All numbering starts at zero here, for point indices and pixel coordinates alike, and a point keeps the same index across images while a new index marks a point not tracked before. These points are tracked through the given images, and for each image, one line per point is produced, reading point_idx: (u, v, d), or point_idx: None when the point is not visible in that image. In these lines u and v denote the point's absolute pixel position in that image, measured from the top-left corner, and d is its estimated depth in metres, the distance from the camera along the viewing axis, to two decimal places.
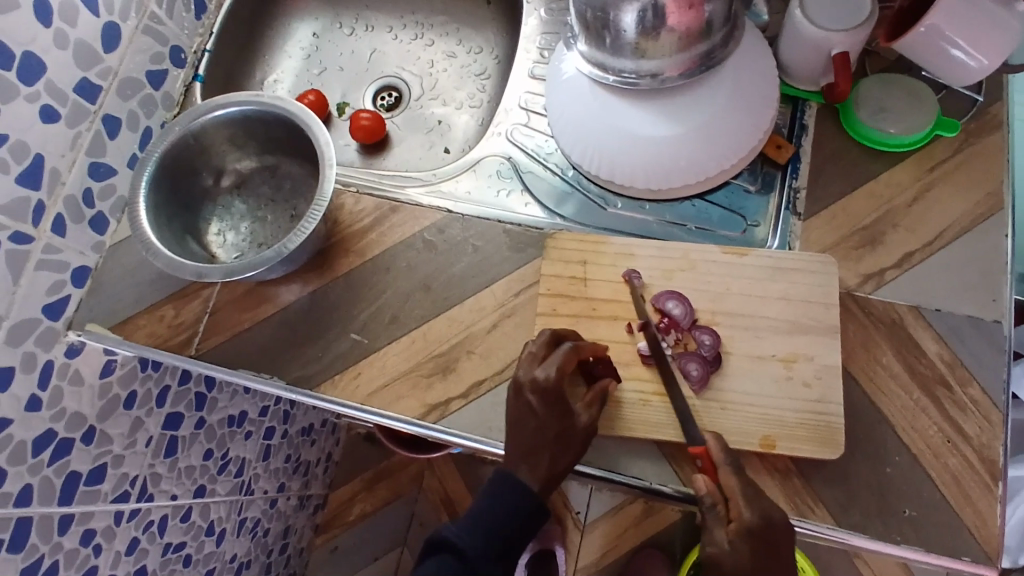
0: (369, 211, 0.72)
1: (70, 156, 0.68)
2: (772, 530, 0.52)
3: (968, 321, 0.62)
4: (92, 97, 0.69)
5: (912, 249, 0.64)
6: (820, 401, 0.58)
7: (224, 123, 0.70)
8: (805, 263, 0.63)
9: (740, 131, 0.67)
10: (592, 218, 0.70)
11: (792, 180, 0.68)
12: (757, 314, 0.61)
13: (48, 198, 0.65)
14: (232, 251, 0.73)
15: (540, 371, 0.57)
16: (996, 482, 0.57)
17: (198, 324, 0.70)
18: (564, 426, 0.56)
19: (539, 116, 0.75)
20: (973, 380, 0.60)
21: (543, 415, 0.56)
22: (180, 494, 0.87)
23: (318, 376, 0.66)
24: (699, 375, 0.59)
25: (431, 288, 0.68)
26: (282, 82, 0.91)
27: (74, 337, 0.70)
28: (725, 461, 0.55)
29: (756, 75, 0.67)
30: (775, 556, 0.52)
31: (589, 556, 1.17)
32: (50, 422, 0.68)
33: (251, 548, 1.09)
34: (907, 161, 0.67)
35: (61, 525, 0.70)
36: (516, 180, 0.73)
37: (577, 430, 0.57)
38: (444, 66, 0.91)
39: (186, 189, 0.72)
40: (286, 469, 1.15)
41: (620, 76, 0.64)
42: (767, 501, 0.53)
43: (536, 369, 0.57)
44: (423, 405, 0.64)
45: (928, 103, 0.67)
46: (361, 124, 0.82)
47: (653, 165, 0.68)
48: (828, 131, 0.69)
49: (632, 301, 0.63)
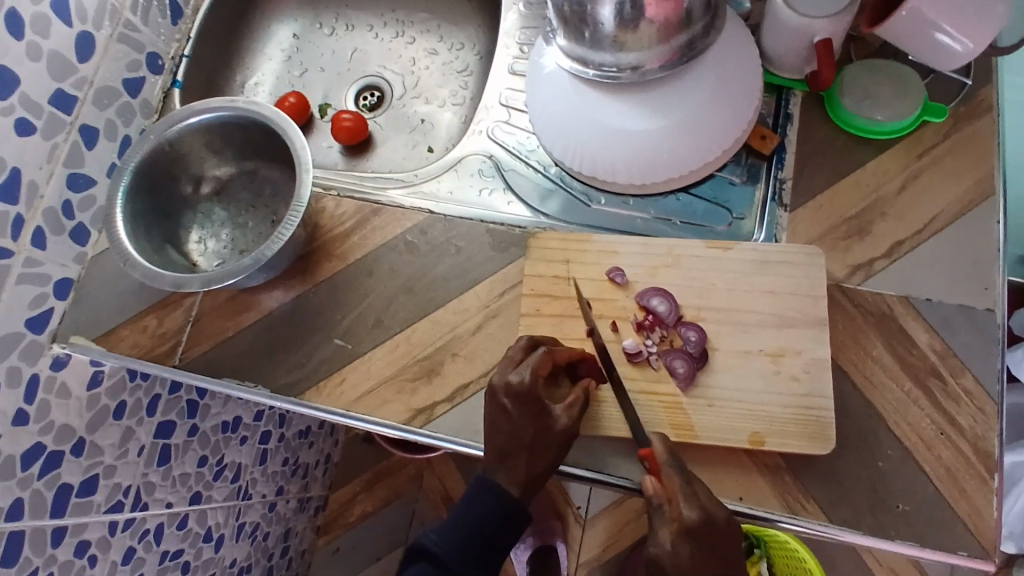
0: (350, 214, 0.71)
1: (48, 168, 0.67)
2: (713, 528, 0.50)
3: (959, 310, 0.61)
4: (68, 108, 0.68)
5: (901, 238, 0.63)
6: (810, 395, 0.57)
7: (200, 130, 0.70)
8: (792, 255, 0.62)
9: (722, 122, 0.65)
10: (576, 215, 0.69)
11: (778, 170, 0.67)
12: (743, 308, 0.61)
13: (26, 212, 0.65)
14: (213, 259, 0.73)
15: (513, 375, 0.57)
16: (992, 473, 0.56)
17: (182, 333, 0.70)
18: (539, 428, 0.56)
19: (520, 112, 0.74)
20: (966, 370, 0.59)
21: (518, 417, 0.57)
22: (175, 502, 0.86)
23: (303, 383, 0.66)
24: (685, 372, 0.58)
25: (414, 290, 0.67)
26: (263, 85, 0.90)
27: (58, 350, 0.69)
28: (668, 462, 0.54)
29: (737, 64, 0.66)
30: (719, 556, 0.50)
31: (591, 552, 1.16)
32: (39, 436, 0.67)
33: (251, 552, 1.09)
34: (894, 148, 0.65)
35: (54, 538, 0.70)
36: (498, 179, 0.72)
37: (554, 431, 0.56)
38: (426, 63, 0.90)
39: (164, 198, 0.71)
40: (285, 472, 1.15)
41: (601, 69, 0.63)
42: (708, 500, 0.52)
43: (511, 374, 0.57)
44: (408, 409, 0.63)
45: (915, 89, 0.65)
46: (343, 125, 0.81)
47: (636, 160, 0.66)
48: (814, 119, 0.68)
49: (616, 299, 0.63)
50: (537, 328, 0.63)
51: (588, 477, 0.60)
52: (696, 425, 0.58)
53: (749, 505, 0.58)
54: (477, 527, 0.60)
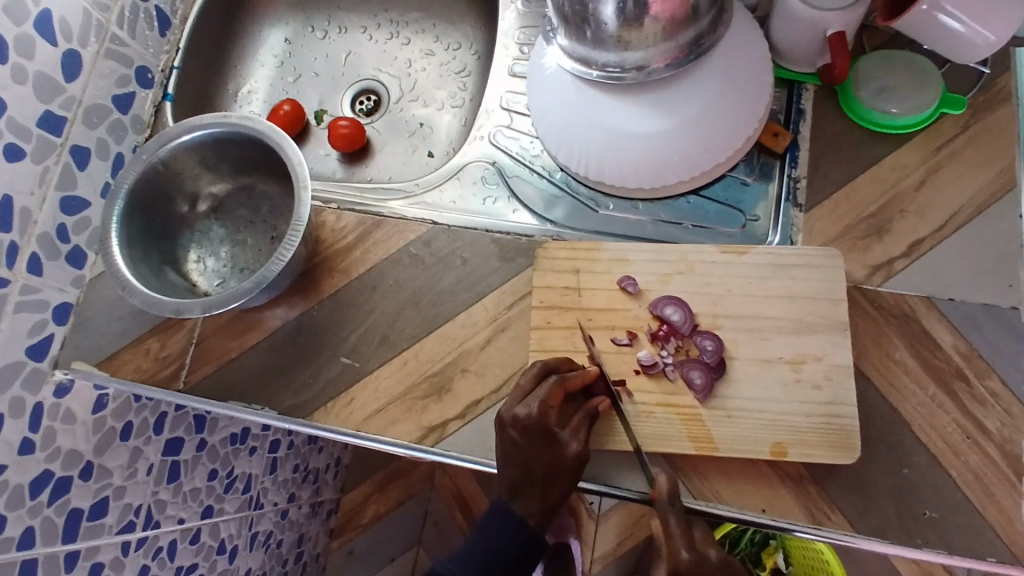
0: (352, 227, 0.69)
1: (40, 192, 0.65)
2: (704, 573, 0.50)
3: (984, 309, 0.59)
4: (57, 129, 0.66)
5: (922, 236, 0.61)
6: (833, 403, 0.56)
7: (193, 148, 0.67)
8: (810, 257, 0.60)
9: (732, 122, 0.63)
10: (583, 221, 0.67)
11: (792, 169, 0.64)
12: (760, 315, 0.59)
13: (21, 238, 0.63)
14: (213, 278, 0.71)
15: (521, 407, 0.56)
16: (1021, 477, 0.54)
17: (185, 355, 0.68)
18: (553, 456, 0.56)
19: (522, 116, 0.72)
20: (992, 371, 0.57)
21: (528, 448, 0.56)
22: (187, 517, 0.85)
23: (312, 403, 0.64)
24: (702, 383, 0.57)
25: (420, 304, 0.66)
26: (256, 93, 0.88)
27: (61, 376, 0.68)
28: (668, 506, 0.53)
29: (747, 60, 0.64)
30: None
31: (605, 548, 1.15)
32: (46, 464, 0.66)
33: (266, 560, 1.08)
34: (912, 142, 0.63)
35: (67, 562, 0.68)
36: (502, 186, 0.70)
37: (567, 458, 0.55)
38: (423, 65, 0.87)
39: (160, 219, 0.69)
40: (295, 480, 1.14)
41: (604, 70, 0.61)
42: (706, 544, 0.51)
43: (518, 406, 0.56)
44: (419, 428, 0.62)
45: (933, 80, 0.63)
46: (340, 132, 0.79)
47: (643, 163, 0.64)
48: (827, 114, 0.65)
49: (628, 309, 0.61)
50: (549, 341, 0.61)
51: (606, 492, 0.58)
52: (717, 438, 0.56)
53: (772, 517, 0.56)
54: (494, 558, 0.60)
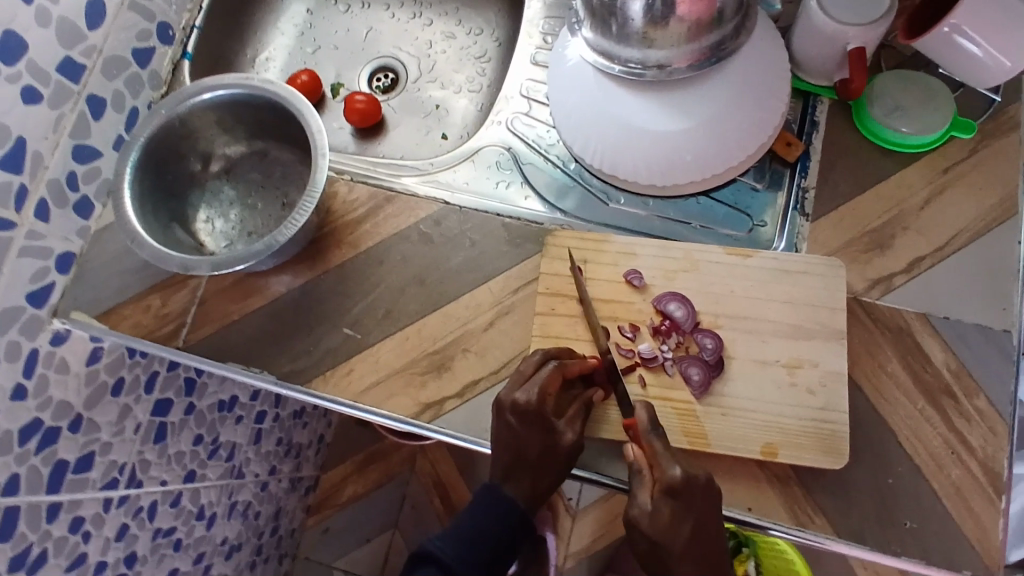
0: (363, 200, 0.69)
1: (54, 139, 0.65)
2: (693, 488, 0.52)
3: (977, 329, 0.60)
4: (76, 77, 0.66)
5: (923, 254, 0.62)
6: (824, 409, 0.57)
7: (211, 107, 0.68)
8: (813, 265, 0.61)
9: (748, 127, 0.64)
10: (593, 213, 0.68)
11: (801, 178, 0.66)
12: (760, 317, 0.60)
13: (30, 183, 0.63)
14: (221, 240, 0.71)
15: (520, 394, 0.56)
16: (1000, 494, 0.56)
17: (186, 315, 0.68)
18: (548, 445, 0.57)
19: (541, 104, 0.73)
20: (980, 390, 0.59)
21: (525, 435, 0.57)
22: (169, 480, 0.85)
23: (310, 371, 0.65)
24: (699, 380, 0.58)
25: (425, 282, 0.66)
26: (274, 60, 0.88)
27: (58, 325, 0.67)
28: (649, 431, 0.54)
29: (767, 68, 0.65)
30: (699, 511, 0.52)
31: (580, 543, 1.16)
32: (36, 412, 0.65)
33: (242, 530, 1.08)
34: (921, 161, 0.65)
35: (49, 513, 0.68)
36: (515, 172, 0.70)
37: (563, 448, 0.56)
38: (443, 47, 0.88)
39: (172, 176, 0.69)
40: (278, 452, 1.14)
41: (626, 66, 0.62)
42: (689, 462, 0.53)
43: (518, 392, 0.57)
44: (417, 404, 0.63)
45: (946, 103, 0.64)
46: (355, 106, 0.79)
47: (658, 160, 0.65)
48: (840, 128, 0.67)
49: (632, 302, 0.62)
50: (550, 327, 0.62)
51: (596, 480, 0.59)
52: (710, 434, 0.57)
53: (758, 515, 0.57)
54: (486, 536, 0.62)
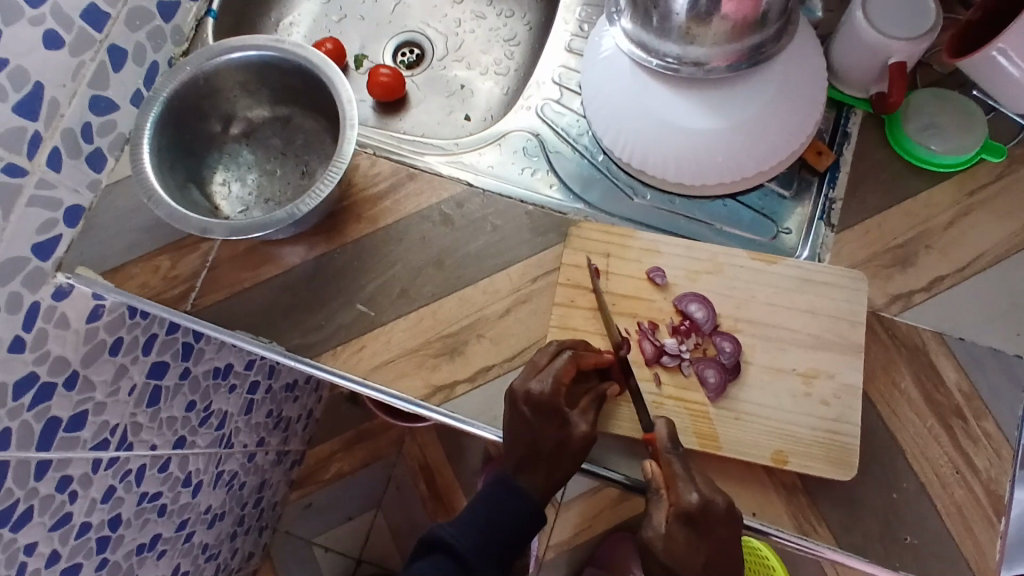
0: (385, 176, 0.68)
1: (72, 87, 0.63)
2: (709, 515, 0.52)
3: (990, 353, 0.61)
4: (99, 26, 0.64)
5: (943, 274, 0.62)
6: (838, 420, 0.57)
7: (238, 67, 0.66)
8: (836, 277, 0.61)
9: (783, 132, 0.64)
10: (618, 208, 0.67)
11: (829, 189, 0.65)
12: (781, 325, 0.60)
13: (45, 130, 0.61)
14: (236, 205, 0.70)
15: (534, 383, 0.56)
16: (1000, 517, 0.57)
17: (196, 279, 0.67)
18: (561, 438, 0.56)
19: (572, 93, 0.72)
20: (989, 413, 0.59)
21: (538, 426, 0.56)
22: (159, 444, 0.84)
23: (320, 345, 0.63)
24: (716, 383, 0.58)
25: (444, 264, 0.65)
26: (298, 25, 0.86)
27: (62, 280, 0.65)
28: (669, 449, 0.54)
29: (807, 74, 0.64)
30: (713, 539, 0.52)
31: (562, 536, 1.16)
32: (33, 365, 0.63)
33: (226, 500, 1.07)
34: (949, 181, 0.65)
35: (37, 470, 0.67)
36: (542, 160, 0.69)
37: (575, 439, 0.56)
38: (472, 27, 0.86)
39: (192, 135, 0.67)
40: (268, 424, 1.12)
41: (664, 60, 0.61)
42: (710, 486, 0.53)
43: (532, 382, 0.56)
44: (427, 386, 0.62)
45: (978, 125, 0.64)
46: (379, 80, 0.78)
47: (689, 159, 0.64)
48: (871, 142, 0.66)
49: (653, 300, 0.61)
50: (569, 319, 0.61)
51: (605, 476, 0.59)
52: (721, 437, 0.57)
53: (762, 521, 0.57)
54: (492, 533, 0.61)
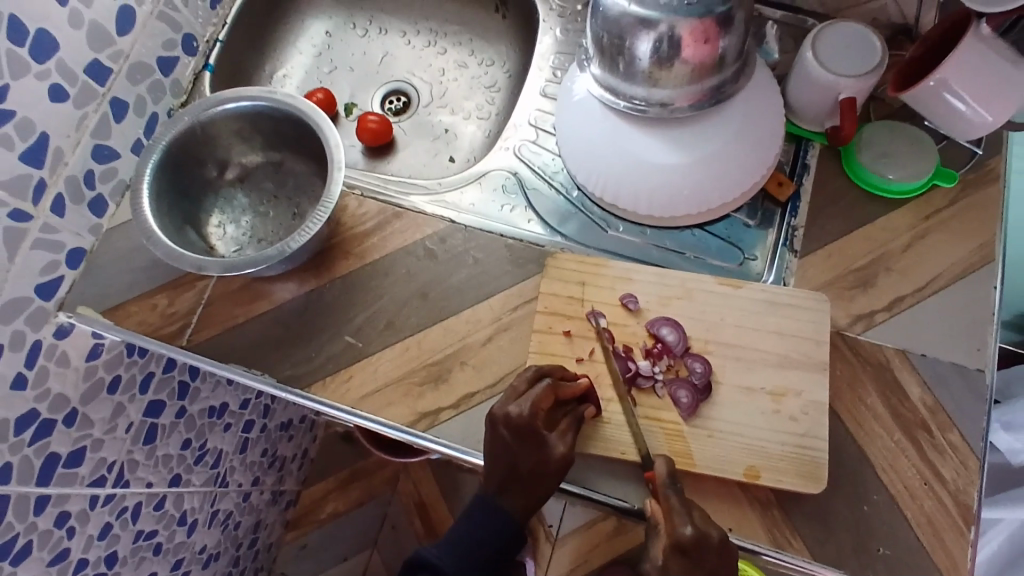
0: (372, 215, 0.72)
1: (75, 137, 0.67)
2: (703, 547, 0.54)
3: (951, 368, 0.63)
4: (102, 80, 0.69)
5: (903, 294, 0.66)
6: (806, 435, 0.59)
7: (233, 117, 0.70)
8: (799, 299, 0.64)
9: (744, 165, 0.68)
10: (593, 239, 0.71)
11: (791, 218, 0.69)
12: (748, 346, 0.63)
13: (49, 176, 0.65)
14: (231, 245, 0.74)
15: (512, 407, 0.58)
16: (970, 526, 0.59)
17: (191, 316, 0.70)
18: (539, 458, 0.59)
19: (547, 134, 0.77)
20: (953, 425, 0.62)
21: (517, 447, 0.59)
22: (155, 482, 0.85)
23: (310, 376, 0.66)
24: (688, 403, 0.60)
25: (428, 295, 0.68)
26: (291, 77, 0.91)
27: (63, 319, 0.68)
28: (667, 485, 0.56)
29: (765, 113, 0.68)
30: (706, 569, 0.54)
31: (559, 573, 1.15)
32: (34, 403, 0.66)
33: (221, 540, 1.07)
34: (905, 207, 0.69)
35: (37, 505, 0.69)
36: (520, 196, 0.73)
37: (553, 460, 0.58)
38: (455, 75, 0.91)
39: (190, 181, 0.72)
40: (262, 463, 1.13)
41: (631, 102, 0.65)
42: (705, 520, 0.55)
43: (511, 406, 0.59)
44: (413, 413, 0.64)
45: (928, 153, 0.69)
46: (368, 126, 0.82)
47: (657, 192, 0.68)
48: (830, 174, 0.71)
49: (627, 324, 0.64)
50: (547, 345, 0.64)
51: (586, 495, 0.61)
52: (696, 455, 0.59)
53: (739, 536, 0.59)
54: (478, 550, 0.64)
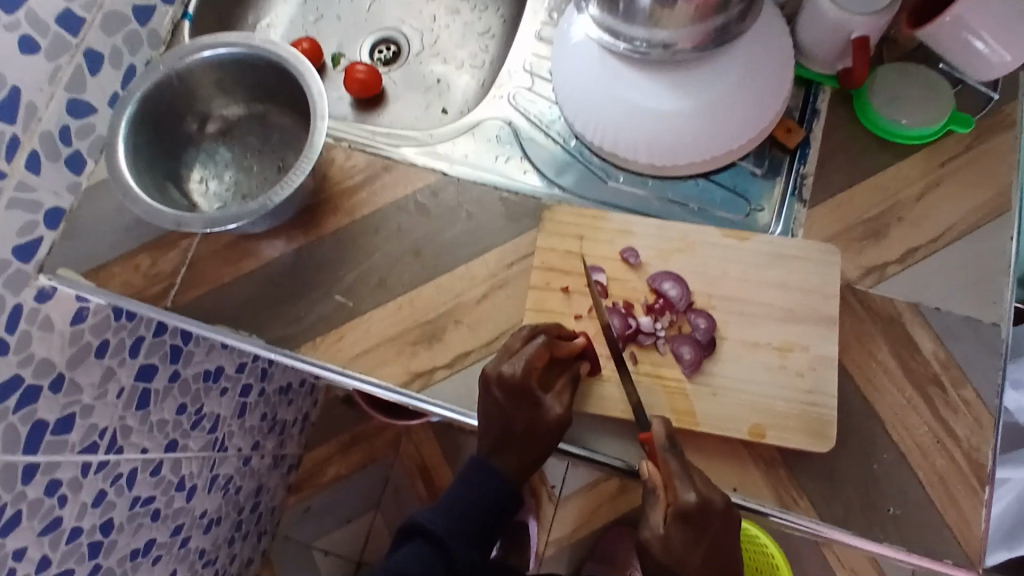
0: (361, 168, 0.69)
1: (49, 90, 0.64)
2: (706, 514, 0.52)
3: (965, 322, 0.61)
4: (74, 29, 0.65)
5: (916, 245, 0.63)
6: (814, 392, 0.57)
7: (211, 66, 0.67)
8: (807, 251, 0.61)
9: (751, 109, 0.64)
10: (591, 191, 0.68)
11: (800, 165, 0.66)
12: (754, 300, 0.60)
13: (23, 133, 0.62)
14: (214, 201, 0.71)
15: (506, 366, 0.56)
16: (983, 485, 0.57)
17: (175, 276, 0.68)
18: (533, 417, 0.57)
19: (543, 80, 0.73)
20: (967, 381, 0.59)
21: (510, 408, 0.57)
22: (150, 448, 0.84)
23: (300, 336, 0.64)
24: (691, 359, 0.58)
25: (421, 252, 0.66)
26: (276, 27, 0.87)
27: (44, 281, 0.66)
28: (666, 449, 0.53)
29: (774, 53, 0.64)
30: (709, 534, 0.53)
31: (561, 533, 1.14)
32: (17, 368, 0.63)
33: (222, 504, 1.07)
34: (919, 154, 0.65)
35: (25, 474, 0.67)
36: (515, 146, 0.70)
37: (549, 421, 0.56)
38: (447, 22, 0.87)
39: (168, 135, 0.69)
40: (262, 428, 1.12)
41: (632, 44, 0.61)
42: (706, 486, 0.53)
43: (504, 364, 0.56)
44: (407, 373, 0.62)
45: (944, 97, 0.65)
46: (356, 77, 0.79)
47: (659, 140, 0.65)
48: (841, 120, 0.67)
49: (627, 279, 0.62)
50: (544, 302, 0.61)
51: (585, 456, 0.59)
52: (699, 413, 0.57)
53: (743, 495, 0.57)
54: None
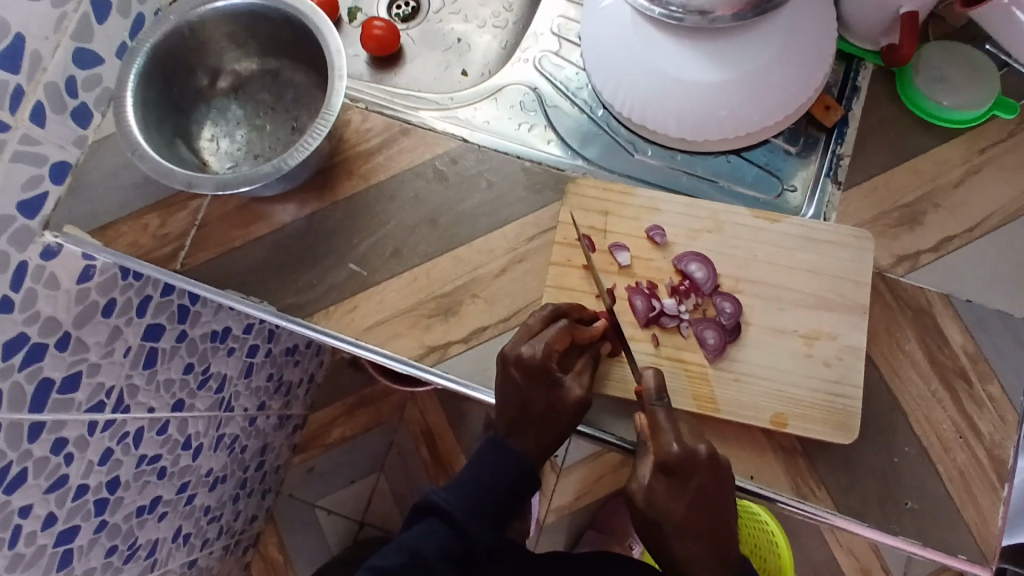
0: (378, 131, 0.66)
1: (55, 39, 0.61)
2: (690, 464, 0.51)
3: (997, 316, 0.59)
4: None
5: (952, 234, 0.60)
6: (838, 382, 0.56)
7: (224, 18, 0.64)
8: (839, 236, 0.59)
9: (790, 83, 0.61)
10: (616, 163, 0.66)
11: (837, 145, 0.63)
12: (783, 285, 0.58)
13: (27, 84, 0.59)
14: (225, 160, 0.68)
15: (526, 348, 0.55)
16: (1003, 482, 0.55)
17: (185, 238, 0.67)
18: (553, 398, 0.55)
19: (571, 45, 0.71)
20: (995, 377, 0.58)
21: (528, 389, 0.56)
22: (157, 408, 0.83)
23: (313, 305, 0.62)
24: (715, 344, 0.56)
25: (438, 221, 0.64)
26: None
27: (49, 238, 0.64)
28: (653, 400, 0.53)
29: (818, 24, 0.61)
30: (693, 486, 0.51)
31: (563, 501, 1.14)
32: (23, 327, 0.62)
33: (227, 463, 1.07)
34: (959, 137, 0.62)
35: (31, 433, 0.66)
36: (540, 114, 0.68)
37: (569, 401, 0.55)
38: None
39: (179, 89, 0.66)
40: (269, 388, 1.11)
41: (666, 9, 0.57)
42: (693, 437, 0.52)
43: (523, 346, 0.55)
44: (421, 346, 0.61)
45: (989, 78, 0.62)
46: (373, 33, 0.75)
47: (690, 113, 0.62)
48: (880, 98, 0.64)
49: (652, 259, 0.59)
50: (565, 279, 0.59)
51: (597, 437, 0.58)
52: (720, 399, 0.56)
53: (759, 484, 0.56)
54: (489, 488, 0.61)
